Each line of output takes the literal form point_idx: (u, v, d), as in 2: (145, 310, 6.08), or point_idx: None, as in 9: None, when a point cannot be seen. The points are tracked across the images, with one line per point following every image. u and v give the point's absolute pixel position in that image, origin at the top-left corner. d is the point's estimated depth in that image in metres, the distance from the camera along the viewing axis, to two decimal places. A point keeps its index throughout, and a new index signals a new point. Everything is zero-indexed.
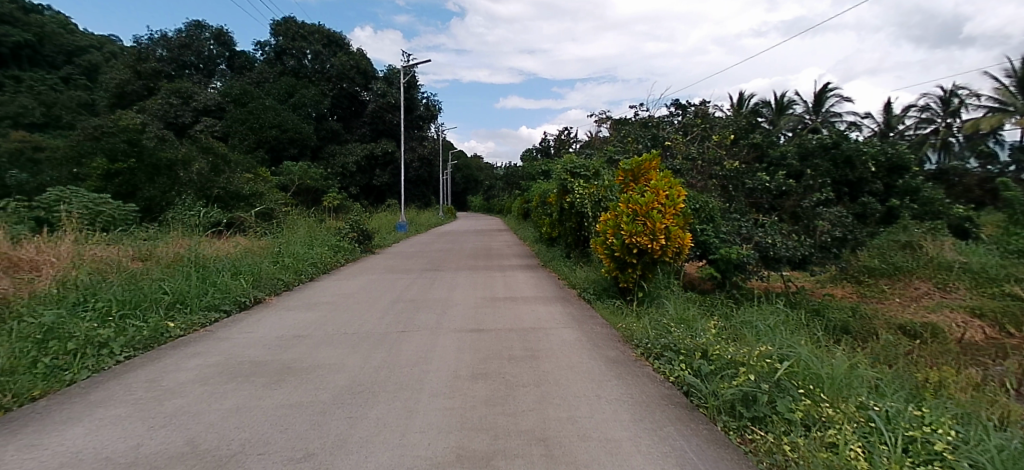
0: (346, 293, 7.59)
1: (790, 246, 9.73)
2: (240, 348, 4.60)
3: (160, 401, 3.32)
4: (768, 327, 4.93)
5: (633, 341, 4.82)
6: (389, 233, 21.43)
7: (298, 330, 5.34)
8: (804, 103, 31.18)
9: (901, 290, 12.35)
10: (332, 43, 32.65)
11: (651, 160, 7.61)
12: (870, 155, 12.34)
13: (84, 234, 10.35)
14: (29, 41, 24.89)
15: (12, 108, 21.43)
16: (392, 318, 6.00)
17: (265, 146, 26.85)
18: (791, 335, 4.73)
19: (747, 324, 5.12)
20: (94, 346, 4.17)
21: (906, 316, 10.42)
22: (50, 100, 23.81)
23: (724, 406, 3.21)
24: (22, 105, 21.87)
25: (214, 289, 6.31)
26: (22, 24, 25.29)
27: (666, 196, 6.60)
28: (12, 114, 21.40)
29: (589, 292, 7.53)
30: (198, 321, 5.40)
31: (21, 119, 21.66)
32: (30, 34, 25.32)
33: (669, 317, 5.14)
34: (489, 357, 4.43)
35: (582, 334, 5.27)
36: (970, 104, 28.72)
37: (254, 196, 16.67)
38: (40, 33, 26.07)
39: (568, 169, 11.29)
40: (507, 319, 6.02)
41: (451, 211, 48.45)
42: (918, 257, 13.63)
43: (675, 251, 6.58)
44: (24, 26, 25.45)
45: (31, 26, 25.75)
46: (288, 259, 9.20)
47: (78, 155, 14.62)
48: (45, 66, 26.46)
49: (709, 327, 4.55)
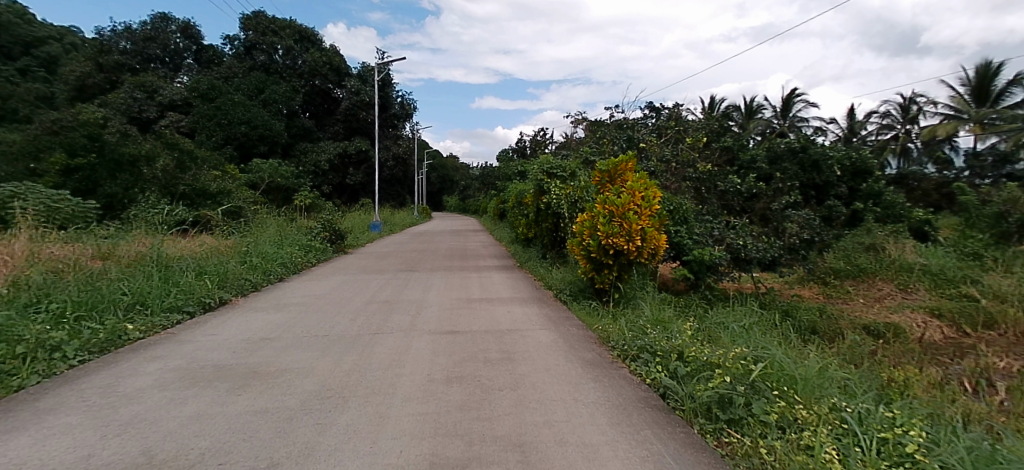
0: (317, 294, 7.38)
1: (760, 248, 9.92)
2: (203, 352, 4.39)
3: (116, 408, 3.12)
4: (742, 328, 4.97)
5: (609, 341, 4.81)
6: (363, 232, 21.09)
7: (266, 332, 5.15)
8: (773, 108, 32.01)
9: (866, 291, 12.73)
10: (304, 39, 31.97)
11: (628, 161, 7.62)
12: (836, 159, 12.69)
13: (39, 231, 9.86)
14: None
15: None
16: (364, 320, 5.84)
17: (234, 142, 26.14)
18: (766, 337, 4.77)
19: (721, 326, 5.15)
20: (45, 350, 3.88)
21: (871, 316, 10.76)
22: (6, 93, 23.31)
23: (701, 408, 3.21)
24: None
25: (178, 290, 6.03)
26: None
27: (642, 197, 6.61)
28: None
29: (565, 294, 7.50)
30: (159, 324, 5.12)
31: None
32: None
33: (645, 319, 5.11)
34: (464, 359, 4.35)
35: (558, 335, 5.24)
36: (928, 111, 29.97)
37: (222, 193, 16.18)
38: None
39: (544, 169, 11.28)
40: (482, 320, 5.95)
41: (427, 210, 48.07)
42: (882, 259, 14.08)
43: (650, 252, 6.60)
44: None
45: None
46: (256, 259, 8.91)
47: (35, 150, 13.99)
48: None
49: (686, 328, 4.55)
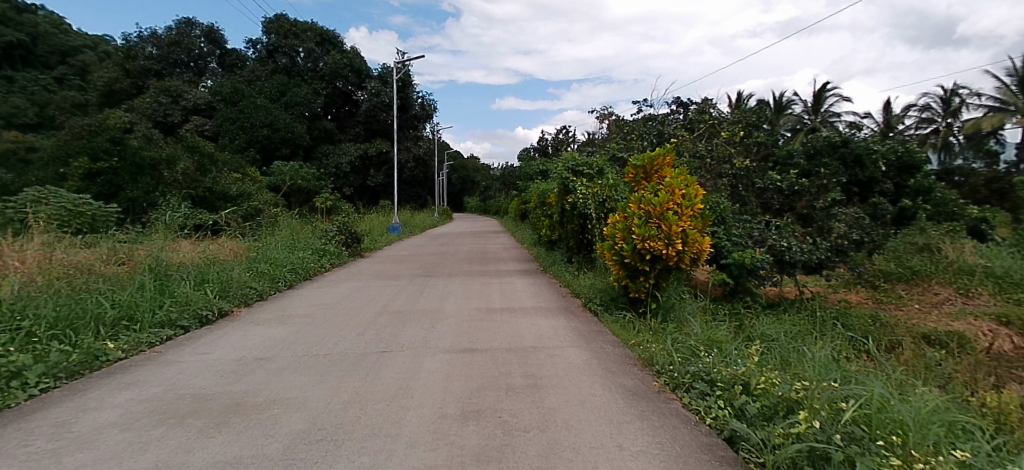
0: (326, 303, 6.83)
1: (806, 250, 9.16)
2: (185, 376, 3.84)
3: (60, 457, 2.55)
4: (816, 353, 4.13)
5: (653, 364, 4.08)
6: (381, 235, 20.67)
7: (261, 351, 4.58)
8: (803, 103, 30.80)
9: (920, 296, 11.68)
10: (325, 41, 31.88)
11: (665, 155, 6.83)
12: (881, 153, 11.67)
13: (55, 236, 9.60)
14: (21, 41, 24.87)
15: (3, 109, 22.00)
16: (372, 335, 5.24)
17: (257, 145, 26.08)
18: (849, 363, 3.92)
19: (788, 349, 4.33)
20: (1, 377, 3.33)
21: (929, 324, 9.79)
22: (42, 101, 24.00)
23: (784, 463, 2.48)
24: (14, 106, 22.41)
25: (172, 303, 5.52)
26: (14, 23, 25.18)
27: (683, 195, 5.87)
28: (4, 115, 21.97)
29: (595, 303, 6.78)
30: (145, 341, 4.58)
31: (13, 119, 22.19)
32: (22, 34, 25.16)
33: (695, 338, 4.32)
34: (483, 386, 3.72)
35: (592, 355, 4.54)
36: (971, 103, 28.43)
37: (241, 197, 16.04)
38: (31, 33, 25.95)
39: (570, 167, 10.37)
40: (504, 335, 5.30)
41: (448, 212, 47.71)
42: (938, 261, 12.96)
43: (692, 257, 5.87)
44: (17, 25, 25.44)
45: (23, 25, 25.74)
46: (264, 265, 8.42)
47: (62, 155, 14.02)
48: (38, 66, 26.60)
49: (750, 352, 3.78)
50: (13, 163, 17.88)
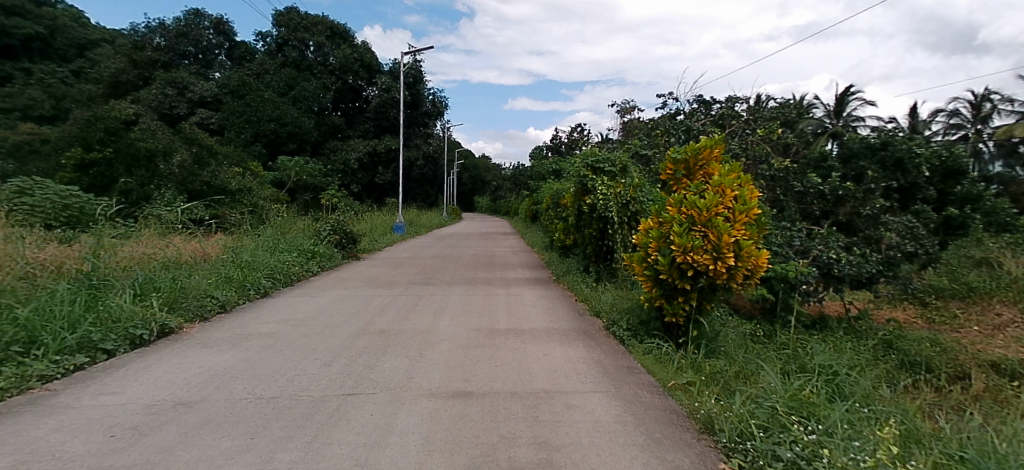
0: (297, 320, 5.74)
1: (855, 263, 7.94)
2: (61, 436, 2.74)
3: None
4: (955, 431, 2.86)
5: (717, 432, 2.91)
6: (383, 235, 19.74)
7: (188, 391, 3.49)
8: (824, 106, 29.43)
9: (979, 316, 10.34)
10: (335, 35, 30.97)
11: (712, 148, 5.65)
12: (926, 158, 10.15)
13: (29, 231, 8.57)
14: (39, 33, 24.70)
15: (19, 100, 21.62)
16: (341, 367, 4.13)
17: (263, 140, 25.10)
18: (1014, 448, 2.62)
19: (904, 418, 3.08)
20: None
21: (996, 351, 8.47)
22: (59, 94, 23.57)
23: None
24: (30, 98, 22.03)
25: (94, 319, 4.46)
26: None
27: (735, 198, 4.71)
28: (18, 106, 21.58)
29: (622, 328, 5.61)
30: (39, 374, 3.51)
31: (29, 111, 21.77)
32: (41, 26, 24.78)
33: (777, 396, 3.07)
34: (474, 464, 2.58)
35: (624, 409, 3.37)
36: (1003, 108, 26.91)
37: (241, 191, 14.83)
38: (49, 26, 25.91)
39: (588, 163, 9.12)
40: (508, 371, 4.17)
41: (456, 211, 46.91)
42: (998, 277, 11.60)
43: (745, 275, 4.66)
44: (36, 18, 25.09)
45: None
46: (234, 270, 7.32)
47: (61, 147, 13.22)
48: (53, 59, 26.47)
49: (875, 430, 2.58)
50: (22, 155, 17.21)
